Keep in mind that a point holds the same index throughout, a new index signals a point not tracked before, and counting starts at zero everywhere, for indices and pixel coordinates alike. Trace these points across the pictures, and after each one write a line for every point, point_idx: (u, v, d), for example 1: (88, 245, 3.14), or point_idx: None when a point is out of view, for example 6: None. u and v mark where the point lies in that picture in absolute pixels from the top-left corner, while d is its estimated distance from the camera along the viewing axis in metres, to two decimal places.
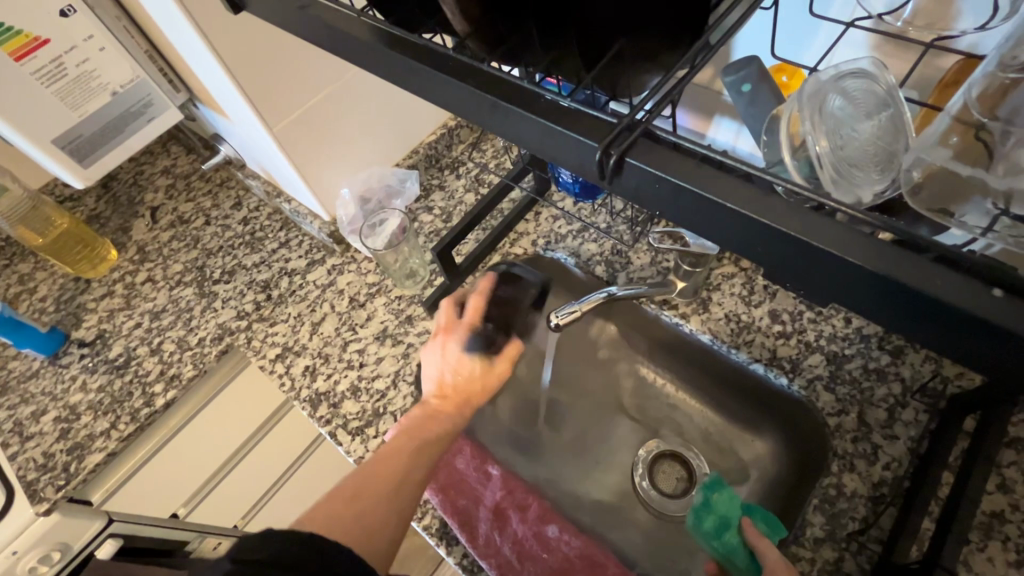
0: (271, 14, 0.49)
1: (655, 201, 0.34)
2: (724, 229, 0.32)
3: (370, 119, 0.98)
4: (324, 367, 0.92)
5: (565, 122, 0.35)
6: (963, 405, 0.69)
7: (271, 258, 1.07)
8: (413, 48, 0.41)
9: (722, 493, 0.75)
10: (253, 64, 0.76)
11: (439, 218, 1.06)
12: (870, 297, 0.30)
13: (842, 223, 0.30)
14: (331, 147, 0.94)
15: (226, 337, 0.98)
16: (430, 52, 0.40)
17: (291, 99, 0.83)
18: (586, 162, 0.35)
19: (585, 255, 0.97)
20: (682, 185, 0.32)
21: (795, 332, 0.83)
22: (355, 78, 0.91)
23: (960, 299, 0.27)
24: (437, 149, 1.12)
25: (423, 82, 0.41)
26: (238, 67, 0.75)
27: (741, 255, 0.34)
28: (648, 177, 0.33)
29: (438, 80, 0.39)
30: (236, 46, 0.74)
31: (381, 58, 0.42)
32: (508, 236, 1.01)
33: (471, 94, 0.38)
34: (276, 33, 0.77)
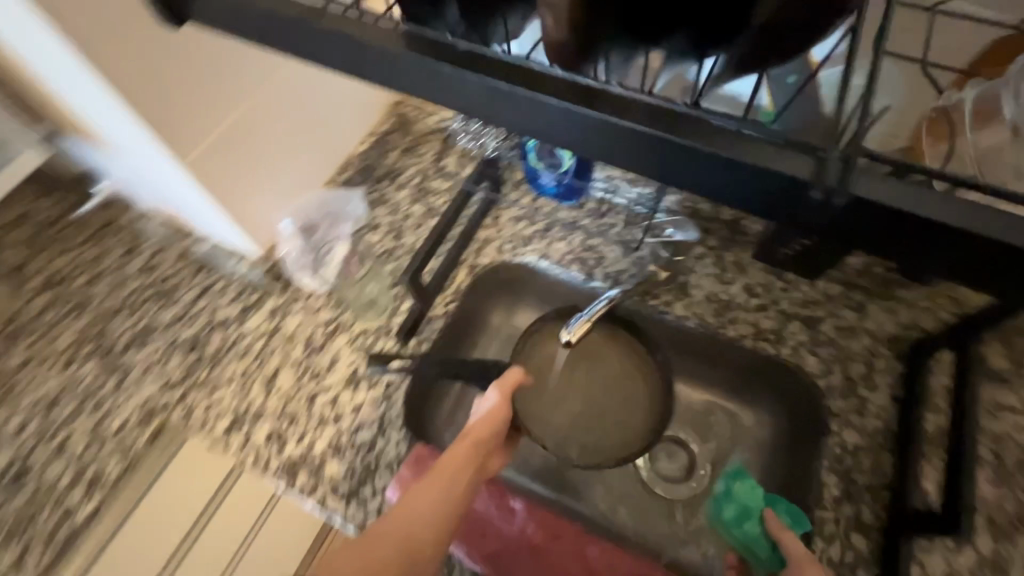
0: (292, 38, 0.44)
1: (746, 188, 0.39)
2: (795, 201, 0.38)
3: (300, 132, 0.85)
4: (293, 428, 0.79)
5: (688, 137, 0.38)
6: (931, 347, 0.76)
7: (193, 310, 0.90)
8: (503, 74, 0.40)
9: (745, 483, 0.78)
10: (159, 89, 0.62)
11: (388, 235, 0.95)
12: (890, 240, 0.38)
13: (931, 192, 0.36)
14: (258, 171, 0.80)
15: (157, 416, 0.82)
16: (528, 72, 0.40)
17: (206, 121, 0.69)
18: (703, 179, 0.40)
19: (557, 256, 0.93)
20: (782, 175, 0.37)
21: (771, 303, 0.86)
22: (282, 88, 0.78)
23: (997, 229, 0.35)
24: (371, 159, 1.01)
25: (520, 114, 0.42)
26: (141, 93, 0.60)
27: (836, 237, 0.40)
28: (762, 175, 0.38)
29: (545, 109, 0.40)
30: (133, 67, 0.58)
31: (464, 86, 0.42)
32: (471, 245, 0.94)
33: (581, 121, 0.40)
34: (186, 45, 0.62)
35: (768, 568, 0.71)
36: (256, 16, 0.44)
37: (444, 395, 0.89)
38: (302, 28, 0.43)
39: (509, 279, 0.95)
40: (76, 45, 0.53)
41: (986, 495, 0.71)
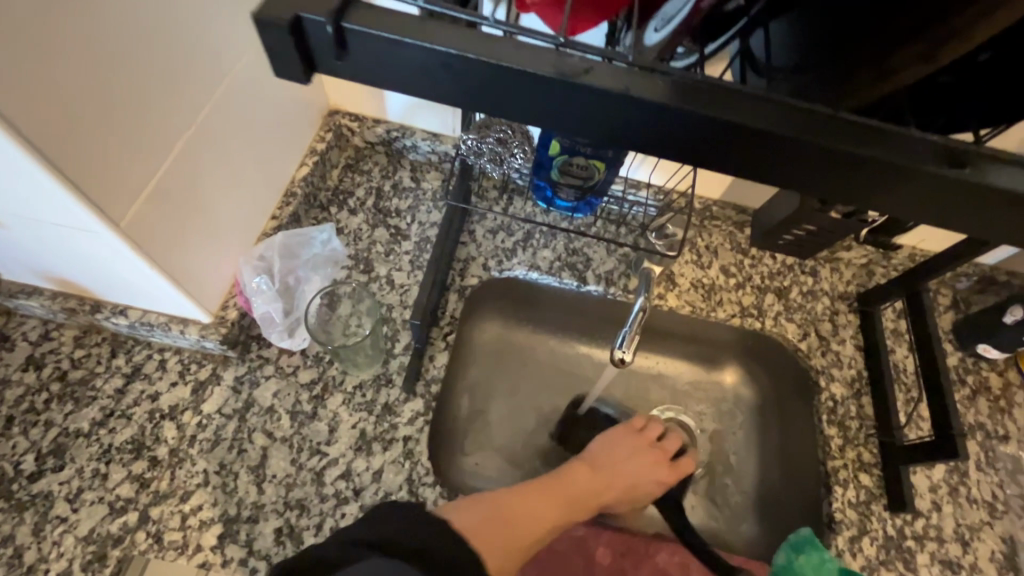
0: (445, 85, 0.33)
1: (918, 199, 0.34)
2: (971, 207, 0.34)
3: (240, 164, 0.70)
4: (304, 518, 0.67)
5: (941, 160, 0.32)
6: (875, 297, 0.90)
7: (123, 404, 0.70)
8: (656, 89, 0.32)
9: (809, 554, 0.70)
10: (75, 129, 0.45)
11: (356, 267, 0.82)
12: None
13: None
14: (199, 219, 0.64)
15: (111, 551, 0.63)
16: (760, 101, 0.32)
17: (139, 165, 0.53)
18: (948, 211, 0.34)
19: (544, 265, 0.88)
20: (968, 181, 0.32)
21: (746, 280, 0.93)
22: (218, 114, 0.63)
23: None
24: (314, 183, 0.86)
25: (737, 145, 0.33)
26: (54, 140, 0.44)
27: (992, 239, 0.36)
28: (945, 184, 0.33)
29: (709, 127, 0.32)
30: (47, 104, 0.42)
31: (662, 123, 0.33)
32: (453, 267, 0.87)
33: (823, 161, 0.33)
34: (106, 69, 0.47)
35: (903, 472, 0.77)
36: (389, 50, 0.32)
37: (459, 434, 0.82)
38: (454, 71, 0.32)
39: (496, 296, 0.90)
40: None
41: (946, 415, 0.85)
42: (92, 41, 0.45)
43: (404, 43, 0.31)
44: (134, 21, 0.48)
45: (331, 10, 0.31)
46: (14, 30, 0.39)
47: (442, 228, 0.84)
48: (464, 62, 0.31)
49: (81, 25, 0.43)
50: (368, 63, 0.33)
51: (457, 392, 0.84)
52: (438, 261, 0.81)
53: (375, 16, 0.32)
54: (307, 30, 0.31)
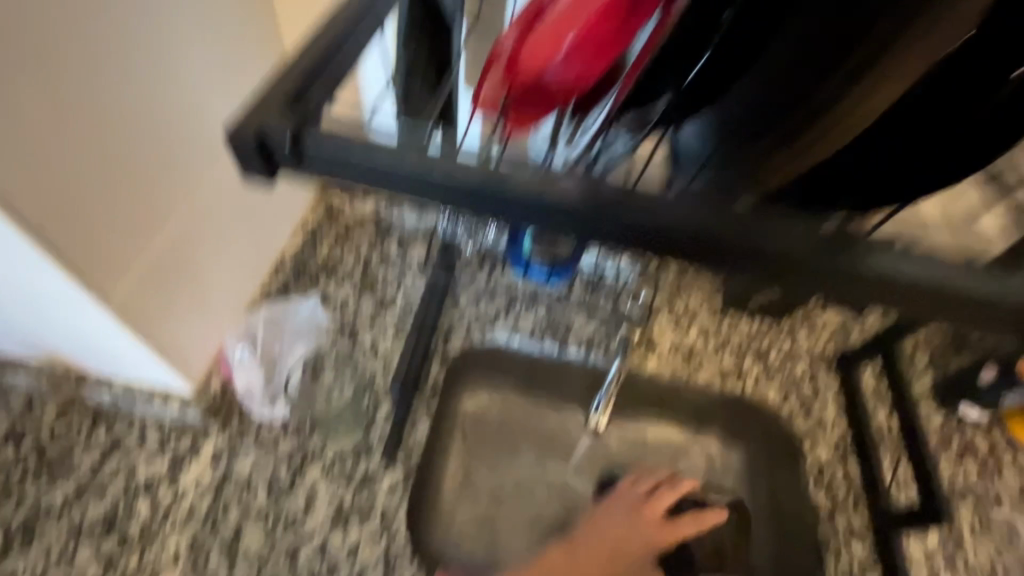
0: (390, 185, 0.37)
1: (834, 283, 0.36)
2: (883, 287, 0.35)
3: (233, 238, 0.74)
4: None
5: (845, 246, 0.35)
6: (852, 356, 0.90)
7: (99, 478, 0.70)
8: (574, 185, 0.35)
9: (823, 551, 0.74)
10: (64, 208, 0.50)
11: (341, 336, 0.83)
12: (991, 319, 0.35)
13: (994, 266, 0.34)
14: (185, 293, 0.68)
15: None
16: (673, 195, 0.35)
17: (128, 245, 0.58)
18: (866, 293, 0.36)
19: (525, 332, 0.90)
20: (868, 263, 0.34)
21: (727, 341, 0.94)
22: (213, 192, 0.68)
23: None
24: (304, 254, 0.90)
25: (655, 234, 0.35)
26: (42, 215, 0.48)
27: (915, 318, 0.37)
28: (851, 267, 0.35)
29: (628, 218, 0.35)
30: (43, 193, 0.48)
31: (584, 216, 0.36)
32: (437, 334, 0.88)
33: (739, 251, 0.35)
34: (98, 163, 0.52)
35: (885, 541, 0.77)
36: (340, 160, 0.36)
37: (441, 505, 0.80)
38: (398, 176, 0.36)
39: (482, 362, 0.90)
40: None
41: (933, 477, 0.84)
42: (92, 141, 0.51)
43: (352, 154, 0.36)
44: (133, 121, 0.54)
45: (290, 123, 0.35)
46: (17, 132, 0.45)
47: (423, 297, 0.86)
48: (406, 169, 0.36)
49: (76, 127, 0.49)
50: (319, 168, 0.37)
51: (440, 460, 0.83)
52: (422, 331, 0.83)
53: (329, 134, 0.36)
54: (266, 142, 0.35)
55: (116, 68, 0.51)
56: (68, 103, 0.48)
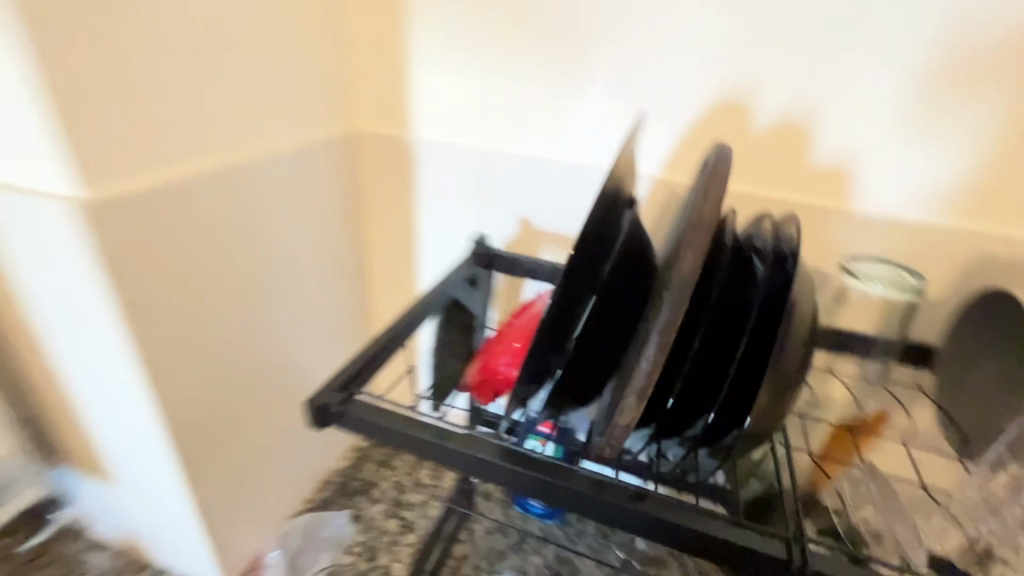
0: (401, 443, 0.45)
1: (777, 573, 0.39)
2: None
3: (287, 456, 0.91)
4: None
5: (753, 532, 0.40)
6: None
7: None
8: (540, 463, 0.43)
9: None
10: (200, 413, 0.72)
11: (361, 555, 0.89)
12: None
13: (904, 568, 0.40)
14: (249, 497, 0.85)
15: None
16: (613, 484, 0.42)
17: (224, 458, 0.78)
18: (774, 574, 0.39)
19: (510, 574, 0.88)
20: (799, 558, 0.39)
21: None
22: (287, 415, 0.89)
23: None
24: (348, 474, 1.05)
25: (602, 508, 0.41)
26: (183, 412, 0.69)
27: None
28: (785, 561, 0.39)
29: (580, 494, 0.42)
30: (193, 404, 0.70)
31: (550, 489, 0.42)
32: (447, 564, 0.91)
33: (650, 521, 0.40)
34: (230, 386, 0.75)
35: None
36: (371, 421, 0.46)
37: None
38: (406, 440, 0.45)
39: None
40: (157, 388, 0.65)
41: None
42: (230, 374, 0.75)
43: (380, 418, 0.45)
44: (258, 363, 0.79)
45: (340, 395, 0.47)
46: (193, 364, 0.69)
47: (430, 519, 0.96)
48: (413, 438, 0.45)
49: (225, 366, 0.74)
50: (352, 427, 0.46)
51: None
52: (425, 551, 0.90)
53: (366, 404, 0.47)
54: (318, 409, 0.46)
55: (262, 327, 0.78)
56: (229, 347, 0.74)
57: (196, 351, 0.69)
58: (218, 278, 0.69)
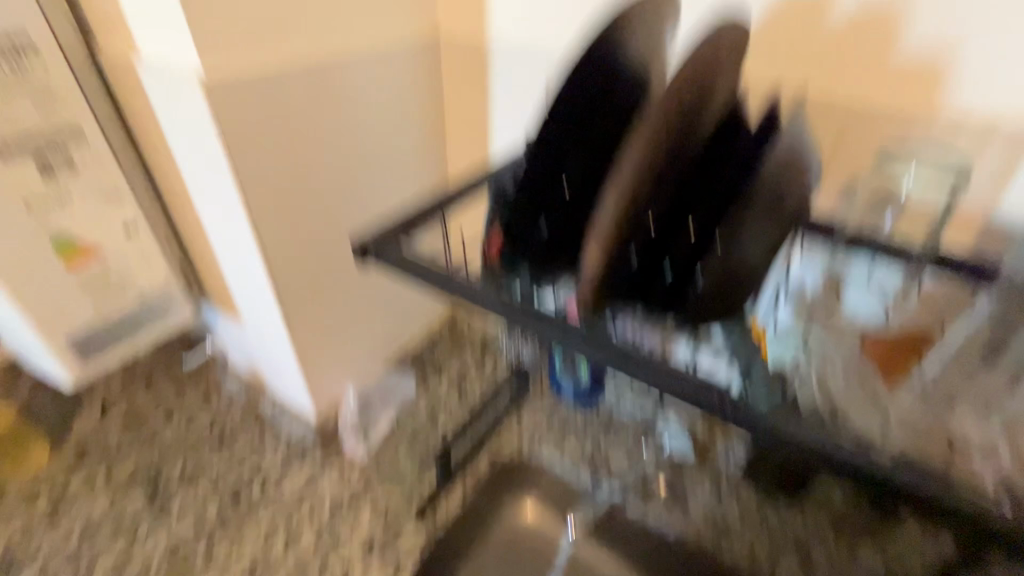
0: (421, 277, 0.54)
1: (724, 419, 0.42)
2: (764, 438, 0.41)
3: (373, 323, 1.07)
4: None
5: (706, 382, 0.43)
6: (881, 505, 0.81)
7: (242, 459, 1.00)
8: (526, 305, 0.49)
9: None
10: (293, 269, 0.87)
11: (424, 415, 1.06)
12: (822, 463, 0.40)
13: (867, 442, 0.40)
14: (337, 349, 1.01)
15: (180, 554, 0.87)
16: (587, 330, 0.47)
17: (315, 310, 0.93)
18: (707, 412, 0.43)
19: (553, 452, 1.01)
20: (752, 411, 0.41)
21: (763, 529, 0.88)
22: (372, 286, 1.03)
23: (944, 490, 0.36)
24: (423, 352, 1.18)
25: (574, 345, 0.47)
26: (279, 265, 0.84)
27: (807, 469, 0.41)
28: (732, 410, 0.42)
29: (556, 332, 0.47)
30: (287, 258, 0.85)
31: (534, 328, 0.48)
32: (493, 436, 1.04)
33: (604, 356, 0.45)
34: (319, 250, 0.90)
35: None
36: (399, 262, 0.55)
37: None
38: (424, 277, 0.53)
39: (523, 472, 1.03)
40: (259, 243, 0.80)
41: None
42: (317, 240, 0.88)
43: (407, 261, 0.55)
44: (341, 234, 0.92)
45: (377, 238, 0.56)
46: (286, 225, 0.82)
47: (481, 392, 1.08)
48: (430, 275, 0.53)
49: (313, 231, 0.87)
50: (384, 263, 0.55)
51: None
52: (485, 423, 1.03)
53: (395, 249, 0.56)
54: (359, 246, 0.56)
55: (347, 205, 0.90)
56: (317, 216, 0.87)
57: (290, 216, 0.82)
58: (314, 157, 0.82)
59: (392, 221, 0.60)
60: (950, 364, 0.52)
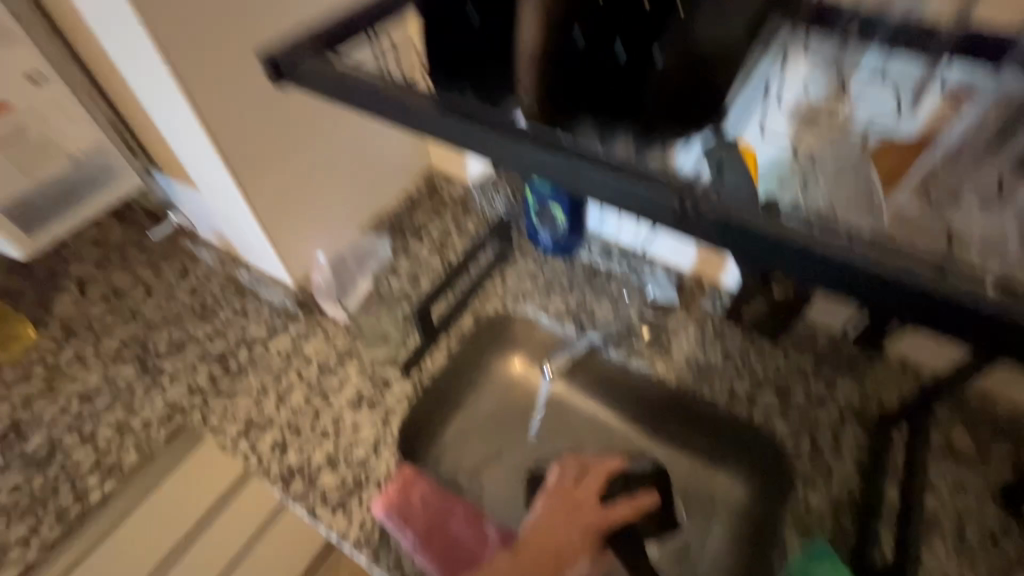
0: (353, 96, 0.46)
1: (699, 230, 0.39)
2: (745, 247, 0.38)
3: (344, 184, 0.98)
4: (291, 486, 0.82)
5: (682, 190, 0.38)
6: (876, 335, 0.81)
7: (226, 328, 1.00)
8: (479, 118, 0.43)
9: (823, 564, 0.69)
10: (233, 122, 0.75)
11: (406, 280, 1.04)
12: (784, 259, 0.37)
13: (861, 244, 0.36)
14: (307, 215, 0.94)
15: (177, 416, 0.90)
16: (547, 143, 0.42)
17: (272, 171, 0.84)
18: (661, 215, 0.39)
19: (531, 306, 0.99)
20: (732, 218, 0.37)
21: (746, 370, 0.88)
22: (335, 143, 0.92)
23: (938, 285, 0.34)
24: (400, 216, 1.12)
25: (533, 160, 0.42)
26: (213, 118, 0.73)
27: (788, 275, 0.39)
28: (710, 219, 0.38)
29: (512, 146, 0.42)
30: (224, 109, 0.73)
31: (489, 145, 0.43)
32: (477, 295, 1.02)
33: (552, 160, 0.41)
34: (263, 99, 0.77)
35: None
36: (327, 77, 0.47)
37: (438, 437, 0.97)
38: (358, 95, 0.46)
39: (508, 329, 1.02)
40: (183, 91, 0.68)
41: (948, 568, 0.70)
42: (256, 87, 0.75)
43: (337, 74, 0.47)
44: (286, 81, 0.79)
45: (301, 55, 0.48)
46: (212, 67, 0.70)
47: (461, 250, 1.05)
48: (364, 91, 0.46)
49: (247, 75, 0.74)
50: (311, 84, 0.48)
51: (447, 396, 0.98)
52: (473, 287, 1.01)
53: (321, 64, 0.47)
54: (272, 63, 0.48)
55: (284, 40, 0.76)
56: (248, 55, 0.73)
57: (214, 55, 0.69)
58: None
59: (314, 36, 0.50)
60: (937, 168, 0.46)
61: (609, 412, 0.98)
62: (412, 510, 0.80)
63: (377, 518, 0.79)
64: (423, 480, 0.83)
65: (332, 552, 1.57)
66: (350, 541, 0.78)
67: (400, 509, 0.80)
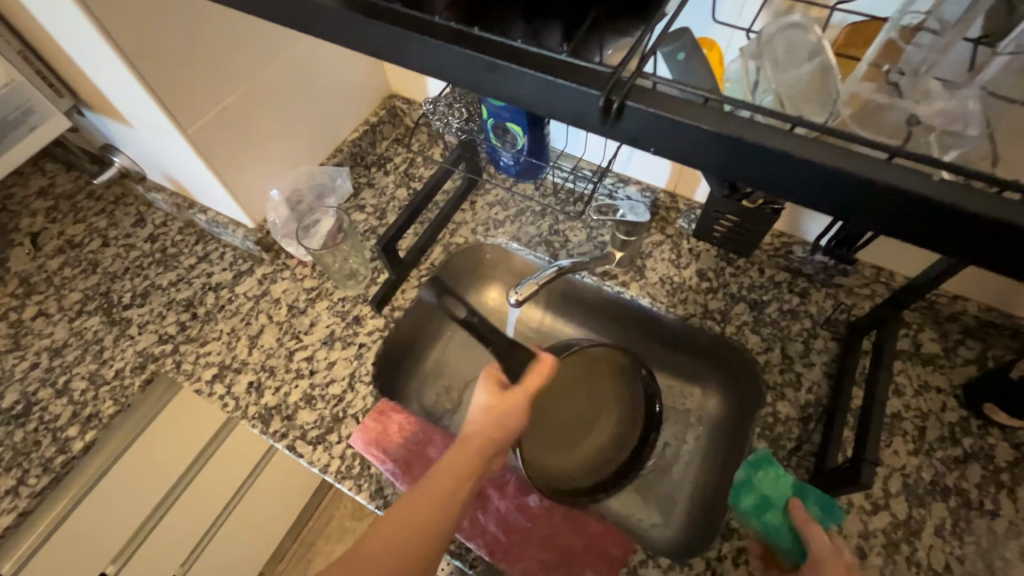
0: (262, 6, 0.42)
1: (637, 130, 0.35)
2: (684, 149, 0.35)
3: (290, 115, 0.92)
4: (270, 426, 0.83)
5: (616, 87, 0.35)
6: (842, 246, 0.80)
7: (190, 274, 0.97)
8: (395, 18, 0.39)
9: (767, 471, 0.68)
10: (150, 43, 0.67)
11: (373, 215, 1.01)
12: (718, 152, 0.34)
13: (807, 135, 0.33)
14: (254, 148, 0.88)
15: (149, 365, 0.89)
16: (469, 40, 0.37)
17: (205, 99, 0.76)
18: (589, 112, 0.36)
19: (502, 234, 0.97)
20: (668, 117, 0.34)
21: (721, 287, 0.88)
22: (274, 73, 0.85)
23: (881, 175, 0.32)
24: (361, 146, 1.07)
25: (456, 62, 0.38)
26: (125, 38, 0.65)
27: (730, 177, 0.36)
28: (647, 118, 0.35)
29: (433, 48, 0.38)
30: (137, 28, 0.65)
31: (408, 49, 0.39)
32: (447, 227, 0.99)
33: (470, 60, 0.37)
34: (181, 15, 0.69)
35: (789, 559, 0.64)
36: None
37: (417, 370, 0.98)
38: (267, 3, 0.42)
39: (481, 260, 1.01)
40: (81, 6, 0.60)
41: (906, 464, 0.72)
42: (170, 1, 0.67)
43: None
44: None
45: None
46: None
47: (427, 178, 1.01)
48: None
49: None
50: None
51: (423, 329, 0.98)
52: (440, 217, 0.97)
53: None
54: None
55: None
56: None
57: None
58: None
59: None
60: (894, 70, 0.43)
61: (586, 334, 0.99)
62: (392, 442, 0.81)
63: (357, 450, 0.81)
64: (403, 413, 0.84)
65: (330, 484, 1.65)
66: (332, 473, 0.80)
67: (379, 441, 0.81)
